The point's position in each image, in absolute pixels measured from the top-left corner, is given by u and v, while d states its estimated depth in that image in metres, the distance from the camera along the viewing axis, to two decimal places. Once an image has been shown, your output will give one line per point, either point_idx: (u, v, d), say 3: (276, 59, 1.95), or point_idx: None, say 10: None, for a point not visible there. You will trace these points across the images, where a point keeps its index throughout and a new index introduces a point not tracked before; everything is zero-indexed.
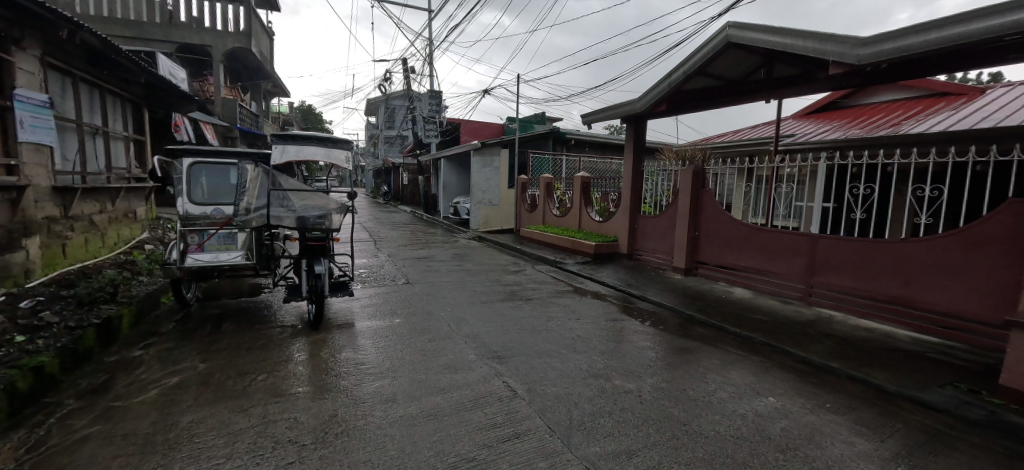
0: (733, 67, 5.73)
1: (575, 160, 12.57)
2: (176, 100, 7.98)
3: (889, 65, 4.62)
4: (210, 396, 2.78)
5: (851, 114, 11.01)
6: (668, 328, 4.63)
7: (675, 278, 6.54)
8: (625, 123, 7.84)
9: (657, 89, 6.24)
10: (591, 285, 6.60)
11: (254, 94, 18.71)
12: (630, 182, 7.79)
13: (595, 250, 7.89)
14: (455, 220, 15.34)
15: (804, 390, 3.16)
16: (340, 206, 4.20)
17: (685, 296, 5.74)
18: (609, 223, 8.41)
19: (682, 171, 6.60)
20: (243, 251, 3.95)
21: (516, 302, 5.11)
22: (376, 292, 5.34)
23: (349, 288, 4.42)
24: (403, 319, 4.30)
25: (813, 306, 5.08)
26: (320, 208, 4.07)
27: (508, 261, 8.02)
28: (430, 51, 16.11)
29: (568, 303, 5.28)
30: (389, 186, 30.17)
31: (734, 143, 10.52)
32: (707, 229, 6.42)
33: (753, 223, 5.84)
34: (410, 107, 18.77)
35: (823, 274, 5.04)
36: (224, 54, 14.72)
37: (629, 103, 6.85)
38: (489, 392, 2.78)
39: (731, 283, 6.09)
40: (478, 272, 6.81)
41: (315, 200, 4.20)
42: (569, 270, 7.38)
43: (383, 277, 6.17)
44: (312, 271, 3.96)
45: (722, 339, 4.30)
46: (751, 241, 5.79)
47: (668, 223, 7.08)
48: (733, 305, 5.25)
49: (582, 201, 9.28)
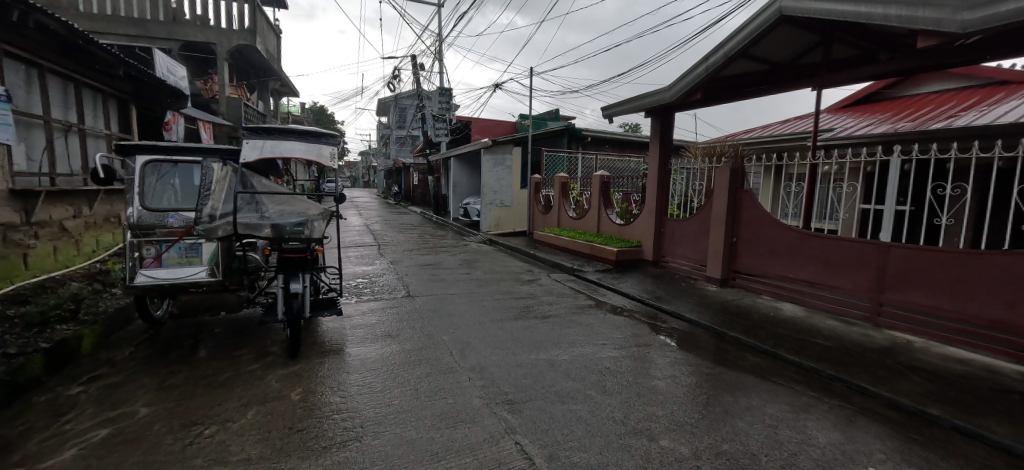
0: (782, 47, 4.95)
1: (592, 158, 11.81)
2: (167, 96, 7.48)
3: (987, 37, 3.80)
4: (137, 460, 2.15)
5: (895, 106, 10.06)
6: (712, 355, 3.90)
7: (711, 290, 5.77)
8: (650, 117, 7.07)
9: (690, 76, 5.45)
10: (614, 297, 5.88)
11: (261, 93, 18.31)
12: (655, 183, 7.04)
13: (617, 257, 7.15)
14: (466, 222, 14.70)
15: (908, 453, 2.42)
16: (323, 212, 3.62)
17: (725, 311, 4.98)
18: (632, 226, 7.66)
19: (719, 168, 5.83)
20: (208, 266, 3.36)
21: (531, 321, 4.42)
22: (372, 307, 4.71)
23: (335, 306, 3.79)
24: (397, 345, 3.64)
25: (883, 327, 4.30)
26: (299, 214, 3.48)
27: (521, 268, 7.33)
28: (439, 46, 15.49)
29: (591, 321, 4.58)
30: (399, 187, 29.70)
31: (767, 138, 9.64)
32: (747, 234, 5.63)
33: (804, 228, 5.04)
34: (420, 105, 18.19)
35: (895, 291, 4.25)
36: (230, 52, 14.31)
37: (655, 93, 6.05)
38: (497, 461, 2.10)
39: (776, 297, 5.30)
40: (488, 282, 6.14)
41: (295, 205, 3.60)
42: (589, 279, 6.64)
43: (381, 289, 5.54)
44: (287, 290, 3.34)
45: (780, 371, 3.55)
46: (801, 248, 5.01)
47: (701, 227, 6.30)
48: (785, 325, 4.49)
49: (601, 202, 8.54)
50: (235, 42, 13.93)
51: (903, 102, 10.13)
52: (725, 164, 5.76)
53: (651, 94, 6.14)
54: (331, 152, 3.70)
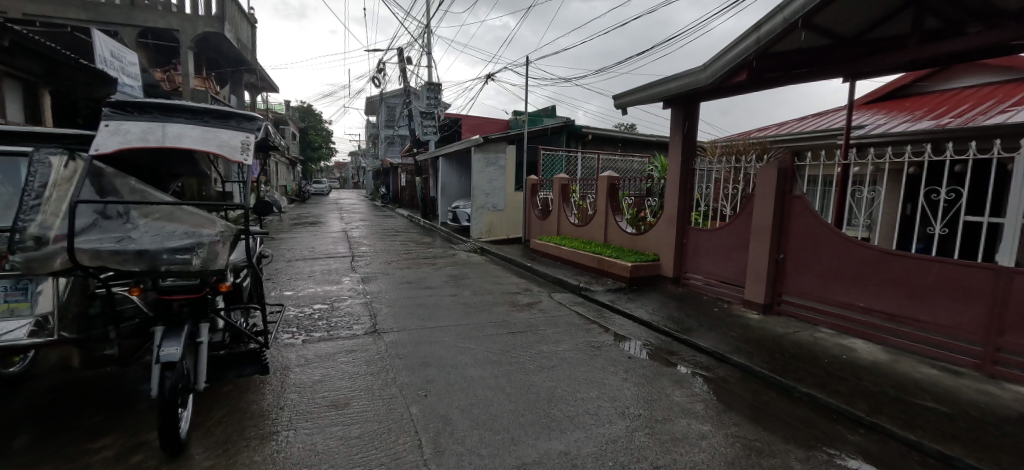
0: (854, 16, 3.84)
1: (593, 158, 10.71)
2: (96, 81, 6.37)
3: None
4: None
5: (930, 103, 9.07)
6: (787, 424, 2.79)
7: (754, 319, 4.67)
8: (671, 106, 5.93)
9: (738, 48, 4.18)
10: (634, 328, 4.74)
11: (234, 87, 16.90)
12: (676, 186, 5.96)
13: (632, 273, 6.02)
14: (455, 228, 13.53)
15: None
16: (228, 234, 2.45)
17: (783, 351, 3.87)
18: (648, 236, 6.53)
19: (764, 168, 4.72)
20: (37, 318, 2.19)
21: (532, 372, 3.26)
22: (320, 351, 3.51)
23: (258, 365, 2.70)
24: (340, 427, 2.44)
25: (1002, 380, 3.23)
26: (184, 235, 2.30)
27: (517, 286, 6.19)
28: (427, 37, 14.31)
29: (612, 369, 3.45)
30: (386, 189, 28.33)
31: (790, 137, 8.58)
32: (799, 250, 4.55)
33: (877, 244, 3.98)
34: (405, 101, 16.92)
35: (1020, 332, 3.19)
36: (194, 39, 12.92)
37: (689, 73, 4.83)
38: None
39: (840, 331, 4.23)
40: (477, 308, 4.98)
41: (181, 220, 2.41)
42: (600, 302, 5.51)
43: (341, 320, 4.34)
44: (159, 355, 2.11)
45: (899, 463, 2.44)
46: (875, 271, 3.95)
47: (735, 239, 5.20)
48: (871, 376, 3.38)
49: (609, 207, 7.39)
50: (201, 29, 12.58)
51: (935, 98, 9.18)
52: (770, 163, 4.67)
53: (682, 75, 4.91)
54: (242, 141, 2.46)
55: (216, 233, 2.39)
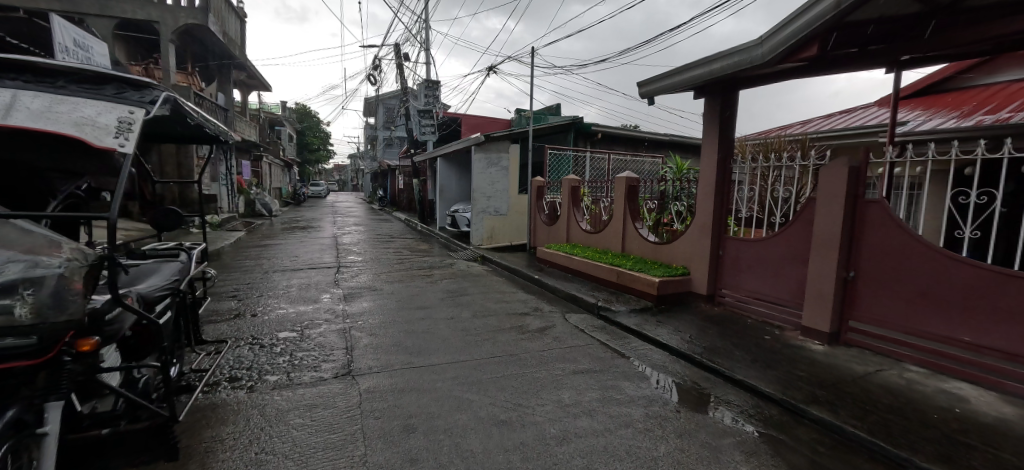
0: None
1: (603, 158, 9.86)
2: None
3: None
4: None
5: (978, 97, 8.23)
6: None
7: (820, 352, 3.79)
8: (704, 94, 5.09)
9: (805, 15, 3.30)
10: (668, 361, 3.87)
11: (222, 84, 16.02)
12: (710, 188, 5.10)
13: (659, 290, 5.14)
14: (454, 233, 12.68)
15: None
16: (85, 264, 1.62)
17: (870, 401, 2.99)
18: (675, 246, 5.66)
19: (831, 168, 3.86)
20: None
21: (553, 444, 2.38)
22: (269, 407, 2.64)
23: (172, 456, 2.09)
24: None
25: None
26: (7, 265, 1.46)
27: (524, 305, 5.32)
28: (425, 31, 13.47)
29: (659, 433, 2.56)
30: (384, 192, 27.46)
31: (827, 134, 7.61)
32: (876, 267, 3.68)
33: (992, 263, 3.12)
34: (402, 99, 16.07)
35: None
36: (177, 32, 12.04)
37: (739, 50, 4.00)
38: None
39: (935, 371, 3.36)
40: (478, 335, 4.13)
41: (11, 241, 1.55)
42: (624, 327, 4.62)
43: (309, 356, 3.45)
44: None
45: None
46: (988, 297, 3.10)
47: (787, 253, 4.33)
48: (1011, 445, 2.50)
49: (628, 212, 6.52)
50: (183, 21, 11.70)
51: (981, 93, 8.29)
52: (838, 160, 3.82)
53: (730, 53, 4.09)
54: (120, 120, 1.80)
55: (61, 263, 1.54)
